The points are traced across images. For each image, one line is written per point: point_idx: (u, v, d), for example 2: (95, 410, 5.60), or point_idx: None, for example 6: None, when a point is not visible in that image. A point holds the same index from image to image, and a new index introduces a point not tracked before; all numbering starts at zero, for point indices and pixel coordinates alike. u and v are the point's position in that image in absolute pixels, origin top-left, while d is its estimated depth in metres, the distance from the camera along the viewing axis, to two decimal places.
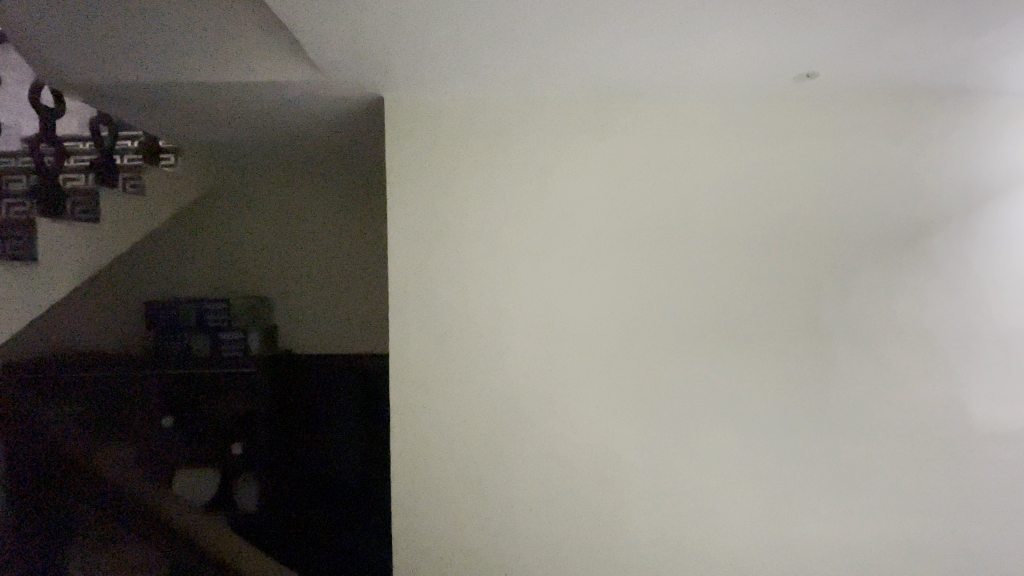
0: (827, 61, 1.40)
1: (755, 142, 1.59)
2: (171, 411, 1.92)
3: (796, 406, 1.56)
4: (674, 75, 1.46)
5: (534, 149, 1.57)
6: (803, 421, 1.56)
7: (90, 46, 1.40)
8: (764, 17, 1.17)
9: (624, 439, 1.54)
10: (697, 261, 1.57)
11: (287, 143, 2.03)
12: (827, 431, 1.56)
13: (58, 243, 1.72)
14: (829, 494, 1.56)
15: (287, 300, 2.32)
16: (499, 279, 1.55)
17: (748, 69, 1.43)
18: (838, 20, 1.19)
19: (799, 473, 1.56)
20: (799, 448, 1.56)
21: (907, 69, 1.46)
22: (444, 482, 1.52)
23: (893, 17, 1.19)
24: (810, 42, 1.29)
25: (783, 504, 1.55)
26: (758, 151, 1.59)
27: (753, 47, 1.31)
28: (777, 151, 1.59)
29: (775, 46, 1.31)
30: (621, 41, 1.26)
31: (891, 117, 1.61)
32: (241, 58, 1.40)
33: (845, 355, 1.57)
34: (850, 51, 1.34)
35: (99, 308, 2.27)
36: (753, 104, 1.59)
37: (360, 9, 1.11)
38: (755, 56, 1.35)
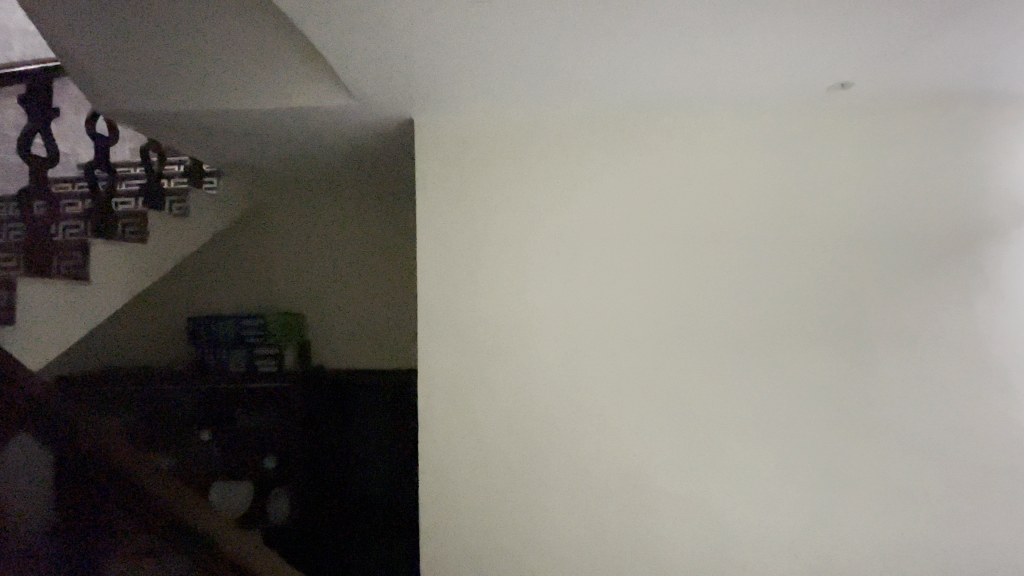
0: (854, 71, 1.40)
1: (783, 154, 1.59)
2: (209, 425, 2.08)
3: (834, 422, 1.53)
4: (702, 90, 1.48)
5: (563, 165, 1.60)
6: (842, 436, 1.53)
7: (142, 80, 1.51)
8: (786, 30, 1.19)
9: (653, 450, 1.53)
10: (729, 276, 1.56)
11: (323, 165, 2.13)
12: (870, 447, 1.52)
13: (108, 263, 1.82)
14: (870, 506, 1.51)
15: (320, 314, 2.39)
16: (529, 293, 1.58)
17: (775, 81, 1.44)
18: (863, 30, 1.20)
19: (840, 490, 1.52)
20: (842, 464, 1.52)
21: (942, 75, 1.44)
22: (474, 492, 1.54)
23: (924, 23, 1.18)
24: (834, 53, 1.30)
25: (822, 519, 1.51)
26: (786, 163, 1.59)
27: (778, 59, 1.32)
28: (808, 163, 1.58)
29: (804, 54, 1.30)
30: (646, 54, 1.28)
31: (927, 126, 1.59)
32: (281, 85, 1.49)
33: (891, 370, 1.54)
34: (877, 60, 1.34)
35: (145, 325, 2.39)
36: (781, 116, 1.60)
37: (392, 38, 1.19)
38: (781, 67, 1.36)
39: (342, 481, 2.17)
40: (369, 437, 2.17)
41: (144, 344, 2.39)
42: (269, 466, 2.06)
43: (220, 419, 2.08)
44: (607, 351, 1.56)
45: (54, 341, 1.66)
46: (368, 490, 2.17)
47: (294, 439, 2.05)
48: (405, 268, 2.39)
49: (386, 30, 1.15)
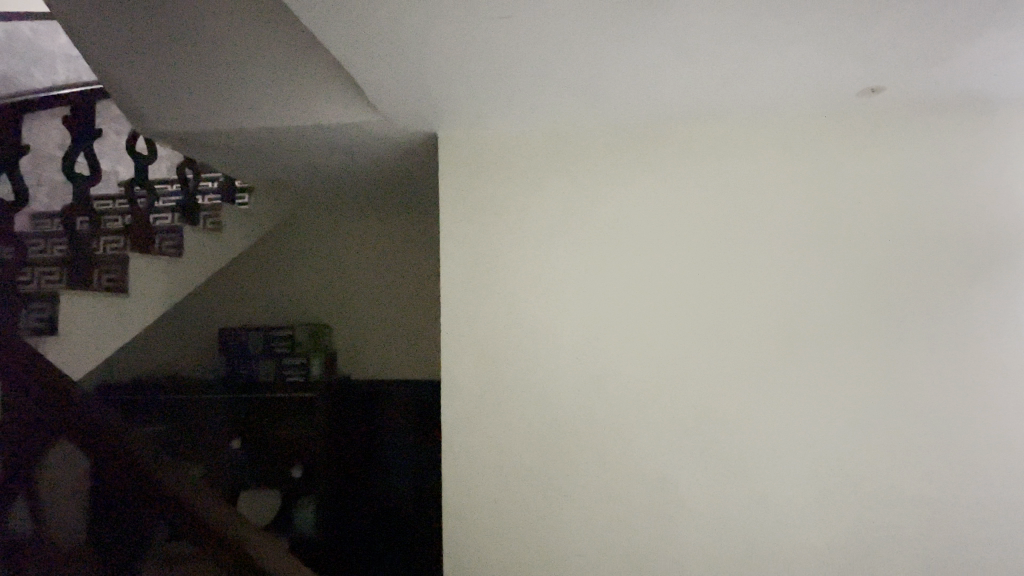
0: (884, 76, 1.38)
1: (807, 162, 1.58)
2: (238, 434, 2.15)
3: (866, 436, 1.50)
4: (725, 98, 1.48)
5: (584, 177, 1.62)
6: (875, 450, 1.49)
7: (178, 103, 1.59)
8: (815, 37, 1.19)
9: (678, 460, 1.52)
10: (753, 287, 1.55)
11: (350, 180, 2.19)
12: (904, 462, 1.49)
13: (145, 277, 1.90)
14: (905, 520, 1.47)
15: (346, 324, 2.45)
16: (552, 304, 1.59)
17: (802, 88, 1.43)
18: (893, 36, 1.19)
19: (874, 506, 1.48)
20: (875, 478, 1.49)
21: (975, 78, 1.41)
22: (497, 500, 1.55)
23: (958, 27, 1.17)
24: (865, 58, 1.29)
25: (855, 532, 1.48)
26: (811, 171, 1.57)
27: (806, 66, 1.32)
28: (834, 171, 1.57)
29: (831, 60, 1.29)
30: (671, 64, 1.29)
31: (962, 130, 1.55)
32: (310, 103, 1.54)
33: (926, 382, 1.50)
34: (909, 64, 1.32)
35: (178, 336, 2.48)
36: (806, 124, 1.59)
37: (421, 55, 1.22)
38: (809, 74, 1.36)
39: (367, 489, 2.17)
40: (394, 447, 2.20)
41: (177, 354, 2.47)
42: (296, 476, 2.15)
43: (249, 428, 2.14)
44: (630, 362, 1.56)
45: (94, 351, 1.74)
46: (393, 500, 2.15)
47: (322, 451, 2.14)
48: (428, 280, 2.43)
49: (416, 47, 1.19)
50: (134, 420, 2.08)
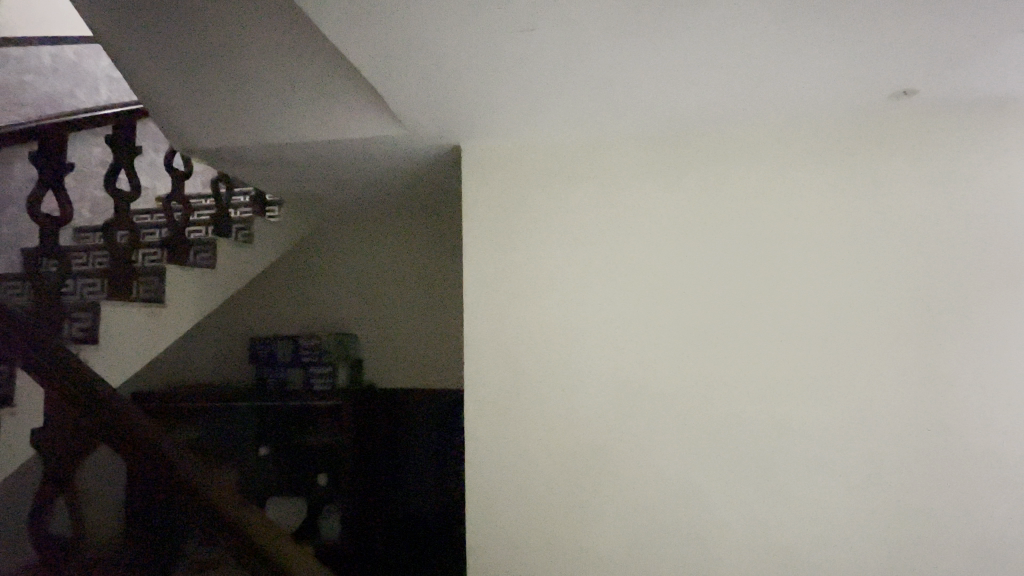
0: (916, 78, 1.35)
1: (834, 168, 1.56)
2: (267, 441, 2.22)
3: (901, 449, 1.46)
4: (751, 105, 1.48)
5: (608, 188, 1.63)
6: (911, 464, 1.45)
7: (212, 119, 1.65)
8: (845, 41, 1.18)
9: (704, 468, 1.51)
10: (780, 297, 1.53)
11: (376, 192, 2.25)
12: (944, 477, 1.44)
13: (180, 288, 1.96)
14: (943, 532, 1.43)
15: (372, 333, 2.50)
16: (575, 313, 1.60)
17: (829, 93, 1.42)
18: (926, 38, 1.17)
19: (911, 521, 1.44)
20: (912, 493, 1.44)
21: (1013, 79, 1.38)
22: (522, 506, 1.56)
23: (996, 27, 1.14)
24: (897, 61, 1.27)
25: (890, 543, 1.44)
26: (838, 177, 1.55)
27: (835, 71, 1.30)
28: (863, 178, 1.55)
29: (860, 64, 1.27)
30: (696, 71, 1.29)
31: (997, 132, 1.51)
32: (339, 117, 1.59)
33: (964, 393, 1.46)
34: (944, 66, 1.29)
35: (211, 344, 2.56)
36: (832, 130, 1.57)
37: (448, 68, 1.25)
38: (838, 78, 1.34)
39: (392, 495, 2.22)
40: (419, 456, 2.22)
41: (209, 362, 2.55)
42: (322, 484, 2.16)
43: (278, 435, 2.22)
44: (654, 372, 1.55)
45: (132, 360, 1.81)
46: (417, 506, 2.21)
47: (347, 457, 2.12)
48: (453, 289, 2.46)
49: (444, 60, 1.22)
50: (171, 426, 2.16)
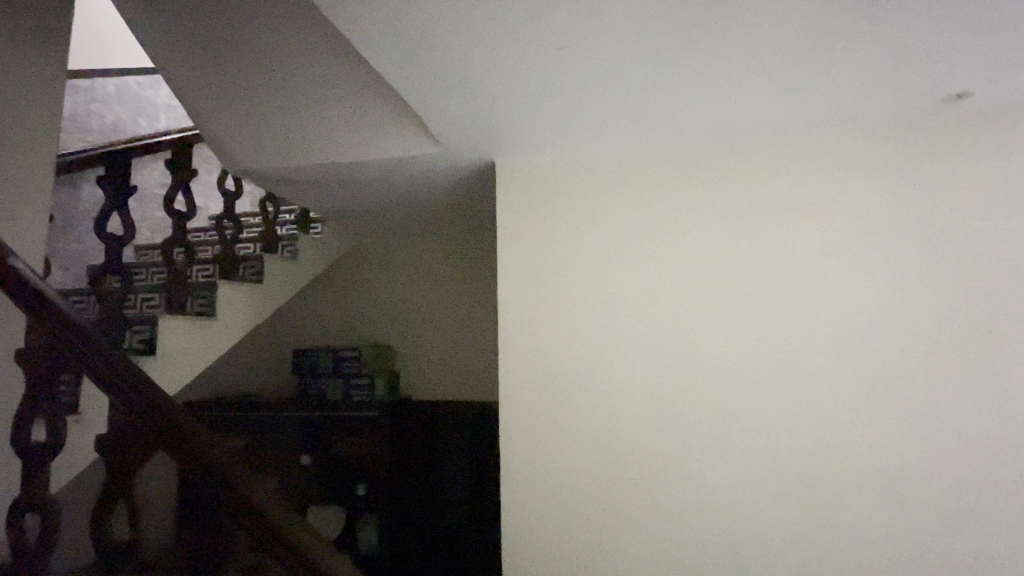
0: (965, 80, 1.31)
1: (877, 175, 1.52)
2: (308, 451, 2.28)
3: (956, 469, 1.39)
4: (784, 111, 1.46)
5: (640, 200, 1.65)
6: (968, 483, 1.38)
7: (260, 142, 1.76)
8: (885, 46, 1.16)
9: (741, 479, 1.49)
10: (817, 310, 1.50)
11: (414, 209, 2.34)
12: (1006, 497, 1.36)
13: (231, 301, 2.08)
14: (1006, 555, 1.34)
15: (409, 344, 2.58)
16: (608, 325, 1.62)
17: (870, 98, 1.39)
18: (972, 39, 1.14)
19: (967, 546, 1.36)
20: (969, 513, 1.37)
21: None
22: (556, 513, 1.58)
23: None
24: (943, 63, 1.24)
25: (945, 565, 1.37)
26: (880, 185, 1.52)
27: (875, 75, 1.28)
28: (907, 185, 1.50)
29: (900, 67, 1.25)
30: (730, 80, 1.30)
31: None
32: (380, 137, 1.67)
33: None
34: (995, 67, 1.25)
35: (258, 356, 2.69)
36: (875, 137, 1.54)
37: (482, 86, 1.31)
38: (879, 83, 1.32)
39: (428, 504, 2.25)
40: (454, 467, 2.25)
41: (255, 374, 2.67)
42: (360, 493, 2.23)
43: (318, 445, 2.27)
44: (687, 384, 1.55)
45: (185, 368, 1.91)
46: (452, 517, 2.22)
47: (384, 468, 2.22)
48: (487, 305, 2.52)
49: (479, 79, 1.27)
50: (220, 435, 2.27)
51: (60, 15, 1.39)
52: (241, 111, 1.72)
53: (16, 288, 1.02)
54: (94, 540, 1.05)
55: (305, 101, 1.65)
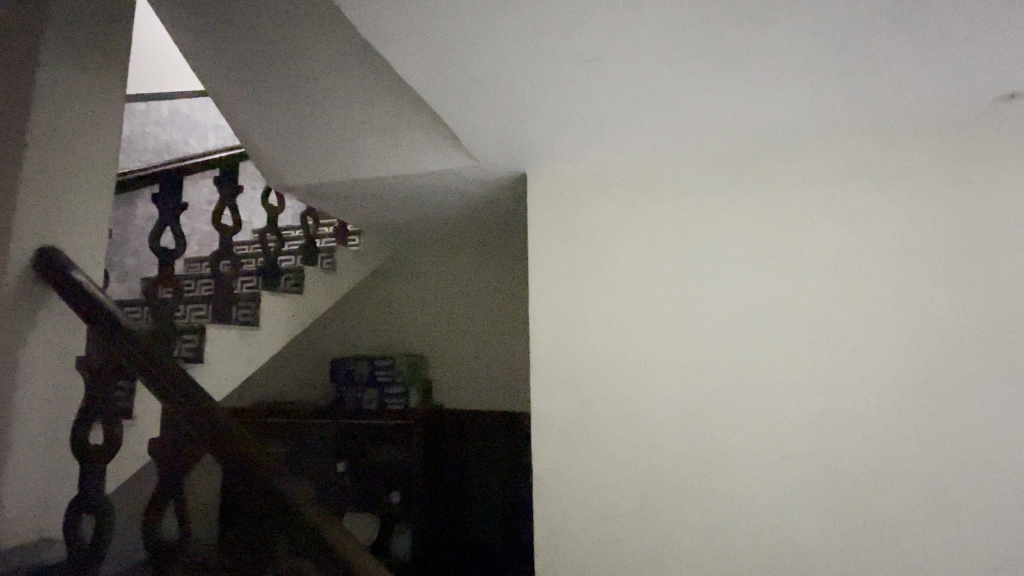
0: (1015, 79, 1.26)
1: (917, 181, 1.49)
2: (345, 457, 2.33)
3: (1011, 486, 1.32)
4: (819, 117, 1.44)
5: (670, 212, 1.66)
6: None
7: (302, 160, 1.86)
8: (926, 46, 1.13)
9: (777, 491, 1.46)
10: (856, 320, 1.47)
11: (448, 223, 2.42)
12: None
13: (274, 311, 2.18)
14: None
15: (442, 354, 2.64)
16: (642, 336, 1.62)
17: (911, 100, 1.36)
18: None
19: None
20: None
21: None
22: (588, 524, 1.57)
23: None
24: (990, 63, 1.19)
25: None
26: (921, 192, 1.48)
27: (915, 77, 1.25)
28: (949, 191, 1.46)
29: (943, 68, 1.21)
30: (763, 84, 1.28)
31: None
32: (414, 152, 1.73)
33: None
34: None
35: (297, 365, 2.79)
36: (916, 143, 1.50)
37: (512, 99, 1.34)
38: (922, 84, 1.28)
39: (457, 511, 2.30)
40: (484, 475, 2.29)
41: (293, 381, 2.78)
42: (395, 501, 2.24)
43: (354, 452, 2.32)
44: (722, 395, 1.53)
45: (230, 375, 2.00)
46: (481, 527, 2.25)
47: (417, 476, 2.22)
48: (520, 316, 2.55)
49: (510, 93, 1.31)
50: (263, 439, 2.37)
51: (119, 41, 1.49)
52: (280, 130, 1.80)
53: (84, 301, 1.17)
54: (146, 540, 1.11)
55: (339, 120, 1.72)
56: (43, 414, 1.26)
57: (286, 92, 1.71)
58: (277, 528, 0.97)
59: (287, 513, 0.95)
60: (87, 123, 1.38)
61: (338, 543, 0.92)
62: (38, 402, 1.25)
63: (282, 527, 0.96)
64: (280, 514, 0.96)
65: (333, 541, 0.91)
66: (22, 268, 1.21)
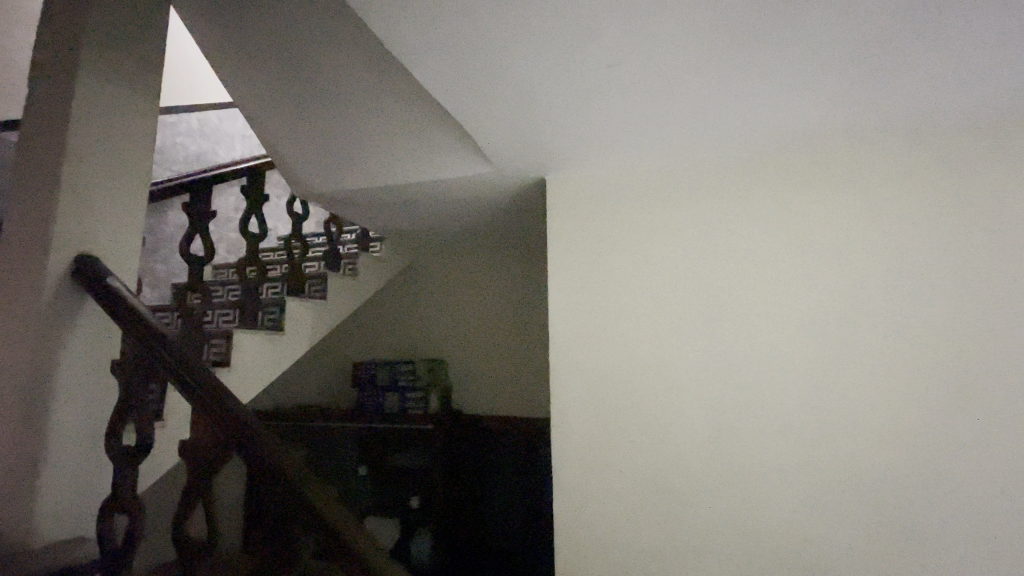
0: None
1: (972, 178, 1.36)
2: (366, 460, 2.37)
3: None
4: (858, 117, 1.34)
5: (698, 211, 1.56)
6: None
7: (326, 168, 1.91)
8: (970, 42, 1.05)
9: (818, 516, 1.33)
10: (908, 326, 1.34)
11: (467, 229, 2.45)
12: None
13: (299, 316, 2.24)
14: None
15: (461, 359, 2.67)
16: (668, 341, 1.52)
17: (958, 97, 1.26)
18: None
19: None
20: None
21: None
22: (611, 546, 1.46)
23: None
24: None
25: None
26: (975, 189, 1.35)
27: (958, 75, 1.16)
28: (1007, 190, 1.33)
29: (991, 65, 1.12)
30: (792, 86, 1.21)
31: None
32: (436, 158, 1.77)
33: None
34: None
35: (320, 369, 2.85)
36: (967, 138, 1.38)
37: (528, 100, 1.30)
38: (969, 81, 1.18)
39: (477, 513, 2.34)
40: (503, 478, 2.32)
41: (315, 385, 2.83)
42: (415, 505, 2.26)
43: (375, 455, 2.36)
44: (760, 406, 1.41)
45: (256, 377, 2.06)
46: (500, 530, 2.27)
47: (436, 479, 2.24)
48: (538, 321, 2.57)
49: (526, 95, 1.28)
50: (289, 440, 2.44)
51: (141, 52, 1.51)
52: (306, 140, 1.86)
53: (121, 305, 1.23)
54: (175, 537, 1.15)
55: (364, 129, 1.77)
56: (79, 413, 1.31)
57: (313, 101, 1.77)
58: (298, 526, 0.98)
59: (304, 509, 0.96)
60: (108, 132, 1.40)
61: (356, 539, 0.92)
62: (75, 401, 1.30)
63: (301, 523, 0.97)
64: (299, 513, 0.97)
65: (351, 538, 0.91)
66: (62, 275, 1.28)
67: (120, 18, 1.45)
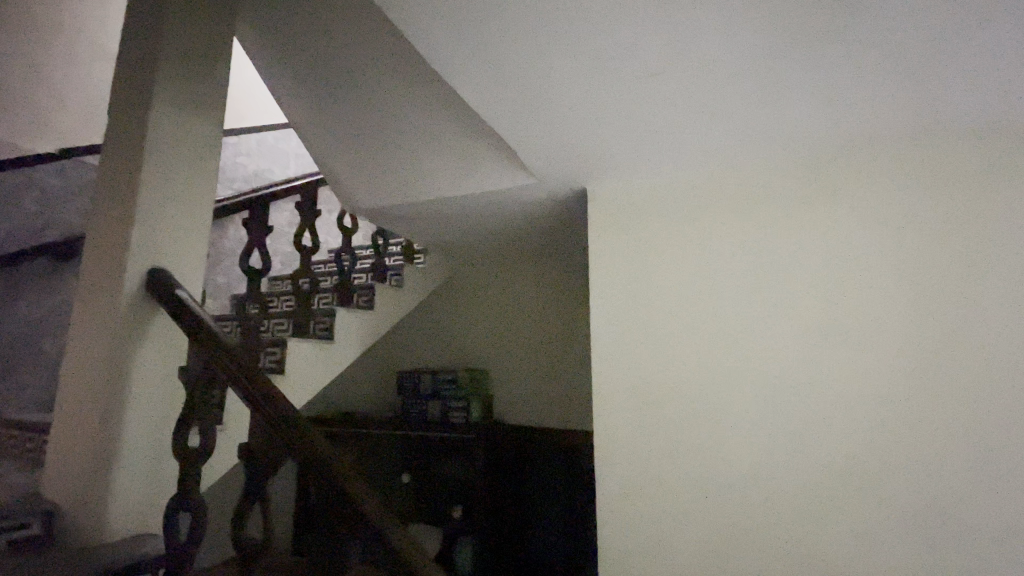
0: None
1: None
2: (409, 468, 2.45)
3: None
4: (908, 121, 1.29)
5: (738, 219, 1.53)
6: None
7: (374, 183, 2.02)
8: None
9: (868, 530, 1.29)
10: (969, 338, 1.26)
11: (507, 240, 2.50)
12: None
13: (347, 324, 2.35)
14: None
15: (502, 368, 2.73)
16: (708, 352, 1.49)
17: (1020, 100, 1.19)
18: None
19: None
20: None
21: None
22: (652, 555, 1.45)
23: None
24: None
25: None
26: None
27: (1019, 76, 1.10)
28: None
29: None
30: (836, 91, 1.18)
31: None
32: (478, 171, 1.83)
33: None
34: None
35: (368, 376, 2.96)
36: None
37: (567, 113, 1.32)
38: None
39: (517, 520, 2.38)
40: (546, 486, 2.36)
41: (362, 391, 2.94)
42: (456, 515, 2.29)
43: (418, 463, 2.43)
44: (806, 417, 1.37)
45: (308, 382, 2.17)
46: (542, 537, 2.32)
47: (477, 490, 2.29)
48: (579, 331, 2.58)
49: (565, 108, 1.30)
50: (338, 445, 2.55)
51: (205, 81, 1.64)
52: (356, 157, 1.98)
53: (188, 313, 1.35)
54: (233, 530, 1.23)
55: (410, 144, 1.86)
56: (150, 412, 1.43)
57: (361, 120, 1.87)
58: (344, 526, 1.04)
59: (350, 509, 1.02)
60: (175, 156, 1.53)
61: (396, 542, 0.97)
62: (144, 400, 1.42)
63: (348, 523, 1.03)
64: (345, 513, 1.03)
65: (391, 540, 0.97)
66: (137, 287, 1.41)
67: (186, 51, 1.58)
